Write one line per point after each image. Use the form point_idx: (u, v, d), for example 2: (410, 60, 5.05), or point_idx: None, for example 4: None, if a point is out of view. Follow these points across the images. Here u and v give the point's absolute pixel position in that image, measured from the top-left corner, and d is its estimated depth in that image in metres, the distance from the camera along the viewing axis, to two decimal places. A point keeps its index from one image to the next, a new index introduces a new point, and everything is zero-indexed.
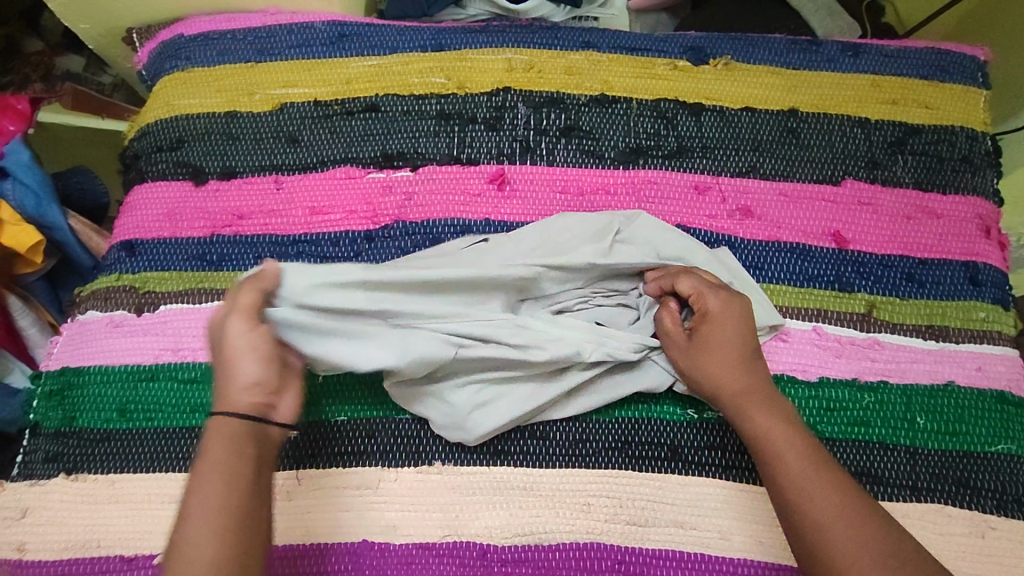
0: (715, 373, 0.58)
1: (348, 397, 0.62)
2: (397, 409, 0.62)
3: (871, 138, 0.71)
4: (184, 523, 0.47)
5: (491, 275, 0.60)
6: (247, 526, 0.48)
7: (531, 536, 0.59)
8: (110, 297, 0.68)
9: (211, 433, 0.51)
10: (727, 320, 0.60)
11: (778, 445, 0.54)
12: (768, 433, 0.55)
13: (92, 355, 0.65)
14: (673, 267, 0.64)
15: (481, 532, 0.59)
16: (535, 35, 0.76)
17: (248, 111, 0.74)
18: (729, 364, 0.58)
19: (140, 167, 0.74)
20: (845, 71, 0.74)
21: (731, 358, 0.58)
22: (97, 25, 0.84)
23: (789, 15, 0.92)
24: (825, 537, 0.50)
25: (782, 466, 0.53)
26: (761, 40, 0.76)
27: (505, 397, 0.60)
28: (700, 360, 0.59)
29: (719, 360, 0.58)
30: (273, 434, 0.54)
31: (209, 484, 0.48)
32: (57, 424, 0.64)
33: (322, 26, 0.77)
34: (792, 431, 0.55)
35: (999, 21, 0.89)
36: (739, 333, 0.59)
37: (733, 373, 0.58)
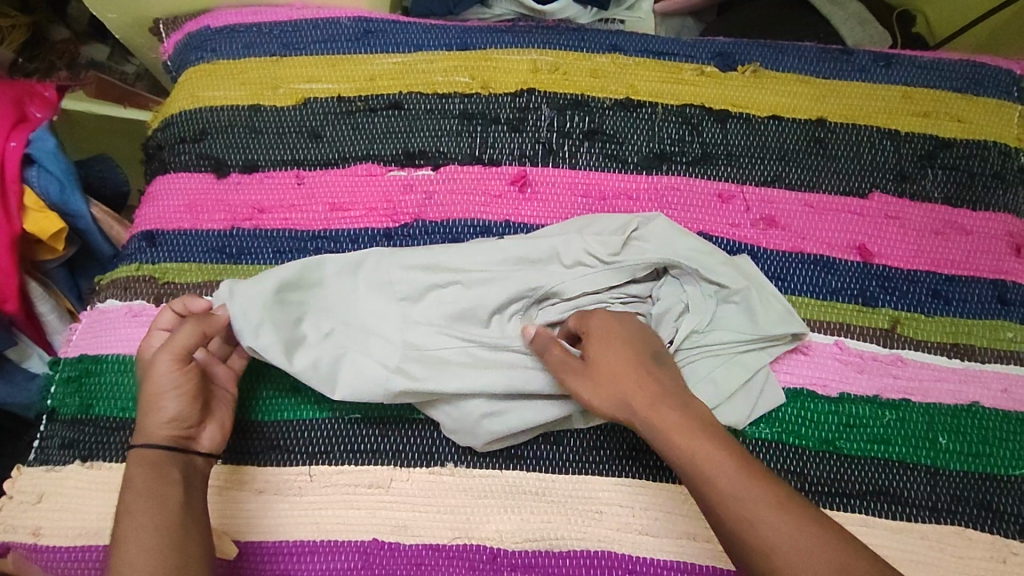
0: (624, 390, 0.53)
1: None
2: (411, 409, 0.62)
3: (901, 151, 0.70)
4: (121, 543, 0.49)
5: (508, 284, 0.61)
6: (181, 539, 0.50)
7: (541, 541, 0.58)
8: (129, 287, 0.68)
9: (134, 458, 0.53)
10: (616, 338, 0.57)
11: (695, 455, 0.49)
12: (687, 443, 0.50)
13: (110, 344, 0.66)
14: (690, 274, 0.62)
15: (491, 536, 0.58)
16: (561, 36, 0.76)
17: (271, 105, 0.74)
18: (627, 385, 0.54)
19: (162, 158, 0.74)
20: (876, 82, 0.72)
21: (628, 378, 0.54)
22: (125, 15, 0.85)
23: (819, 23, 0.90)
24: (773, 566, 0.44)
25: (715, 489, 0.47)
26: (791, 47, 0.75)
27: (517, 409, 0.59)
28: (598, 387, 0.54)
29: (615, 378, 0.54)
30: (199, 463, 0.56)
31: (139, 504, 0.51)
32: (74, 410, 0.64)
33: (347, 22, 0.77)
34: (701, 436, 0.50)
35: None
36: (615, 345, 0.56)
37: (634, 396, 0.53)
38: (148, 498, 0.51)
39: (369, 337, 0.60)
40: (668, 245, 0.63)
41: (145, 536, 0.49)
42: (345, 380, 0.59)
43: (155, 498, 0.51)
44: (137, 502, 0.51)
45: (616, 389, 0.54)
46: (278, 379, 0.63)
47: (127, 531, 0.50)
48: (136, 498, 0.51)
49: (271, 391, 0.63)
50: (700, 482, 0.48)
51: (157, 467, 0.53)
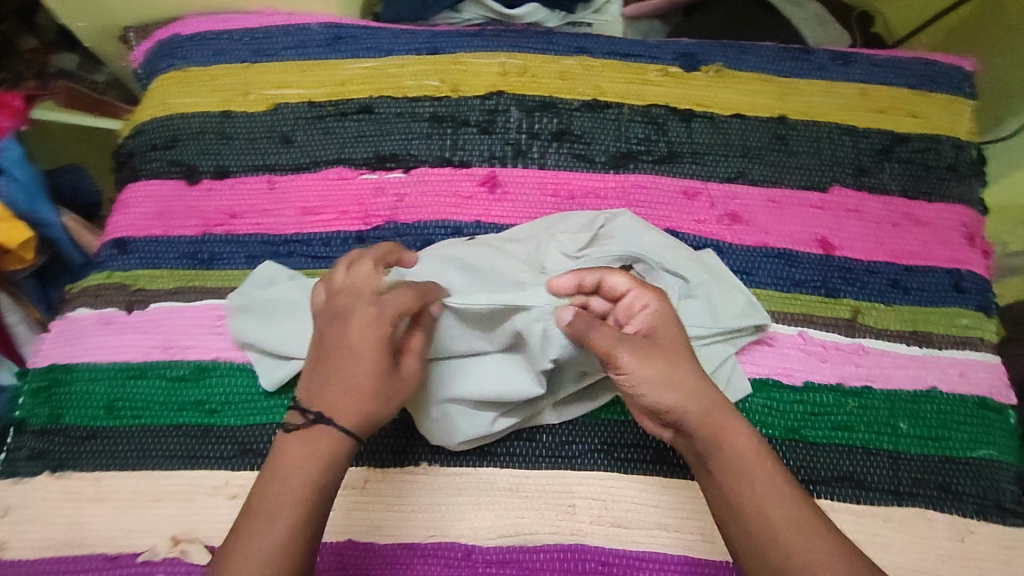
0: (680, 393, 0.51)
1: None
2: None
3: (859, 146, 0.72)
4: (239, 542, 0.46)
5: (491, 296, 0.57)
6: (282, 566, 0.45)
7: (517, 537, 0.59)
8: (100, 294, 0.68)
9: (293, 446, 0.49)
10: (676, 337, 0.54)
11: (753, 477, 0.49)
12: (744, 463, 0.50)
13: (81, 352, 0.65)
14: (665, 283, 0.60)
15: (467, 533, 0.59)
16: (529, 39, 0.77)
17: (242, 111, 0.75)
18: (685, 381, 0.52)
19: (133, 165, 0.74)
20: (835, 80, 0.75)
21: (685, 376, 0.52)
22: (94, 24, 0.85)
23: (781, 24, 0.93)
24: None
25: (758, 502, 0.48)
26: (752, 47, 0.77)
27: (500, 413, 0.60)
28: (652, 373, 0.51)
29: (680, 379, 0.52)
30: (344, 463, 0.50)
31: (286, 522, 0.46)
32: (43, 420, 0.64)
33: (318, 28, 0.78)
34: (770, 467, 0.50)
35: (988, 34, 0.92)
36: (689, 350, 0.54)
37: (692, 395, 0.51)
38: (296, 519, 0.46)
39: None
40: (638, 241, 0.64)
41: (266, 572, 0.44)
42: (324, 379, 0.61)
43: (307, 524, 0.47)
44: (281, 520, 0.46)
45: (672, 395, 0.51)
46: (252, 384, 0.63)
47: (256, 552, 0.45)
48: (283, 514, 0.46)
49: (243, 396, 0.63)
50: (739, 498, 0.49)
51: (326, 472, 0.48)
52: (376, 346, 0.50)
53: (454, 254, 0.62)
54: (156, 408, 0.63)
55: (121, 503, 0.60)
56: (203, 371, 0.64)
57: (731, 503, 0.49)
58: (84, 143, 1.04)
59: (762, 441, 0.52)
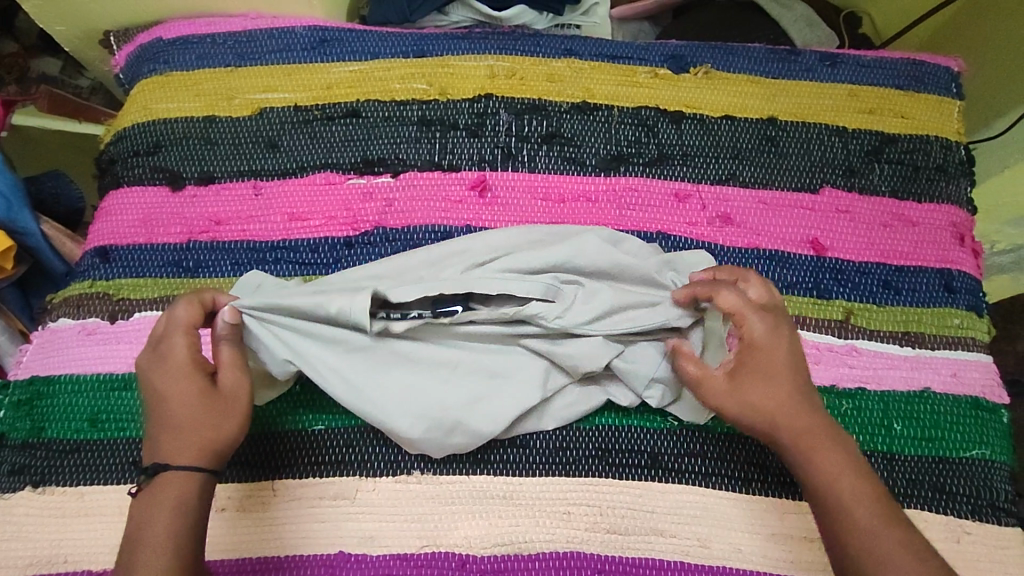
0: (771, 415, 0.54)
1: (321, 408, 0.62)
2: None
3: (849, 147, 0.72)
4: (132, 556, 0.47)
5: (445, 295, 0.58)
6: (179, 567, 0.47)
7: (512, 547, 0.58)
8: (82, 304, 0.66)
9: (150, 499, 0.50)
10: (780, 365, 0.55)
11: (847, 501, 0.50)
12: (830, 484, 0.51)
13: (63, 364, 0.64)
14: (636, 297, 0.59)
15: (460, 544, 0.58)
16: (517, 42, 0.76)
17: (227, 116, 0.73)
18: (780, 401, 0.54)
19: (115, 172, 0.72)
20: (824, 81, 0.75)
21: (784, 398, 0.54)
22: (74, 27, 0.83)
23: (770, 25, 0.93)
24: None
25: (851, 523, 0.50)
26: (740, 49, 0.76)
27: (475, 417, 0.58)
28: (735, 403, 0.55)
29: (770, 400, 0.54)
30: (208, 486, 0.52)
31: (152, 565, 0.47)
32: (24, 434, 0.62)
33: (303, 31, 0.77)
34: (857, 480, 0.51)
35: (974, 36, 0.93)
36: (788, 365, 0.55)
37: (789, 415, 0.54)
38: (165, 555, 0.47)
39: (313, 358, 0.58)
40: (606, 251, 0.61)
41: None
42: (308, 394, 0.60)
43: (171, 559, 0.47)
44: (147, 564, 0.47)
45: (758, 418, 0.54)
46: None
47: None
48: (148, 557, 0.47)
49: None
50: (840, 523, 0.50)
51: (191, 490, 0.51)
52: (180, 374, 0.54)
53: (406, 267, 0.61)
54: (141, 421, 0.61)
55: (106, 518, 0.59)
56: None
57: (826, 525, 0.51)
58: (67, 149, 1.02)
59: (856, 460, 0.53)
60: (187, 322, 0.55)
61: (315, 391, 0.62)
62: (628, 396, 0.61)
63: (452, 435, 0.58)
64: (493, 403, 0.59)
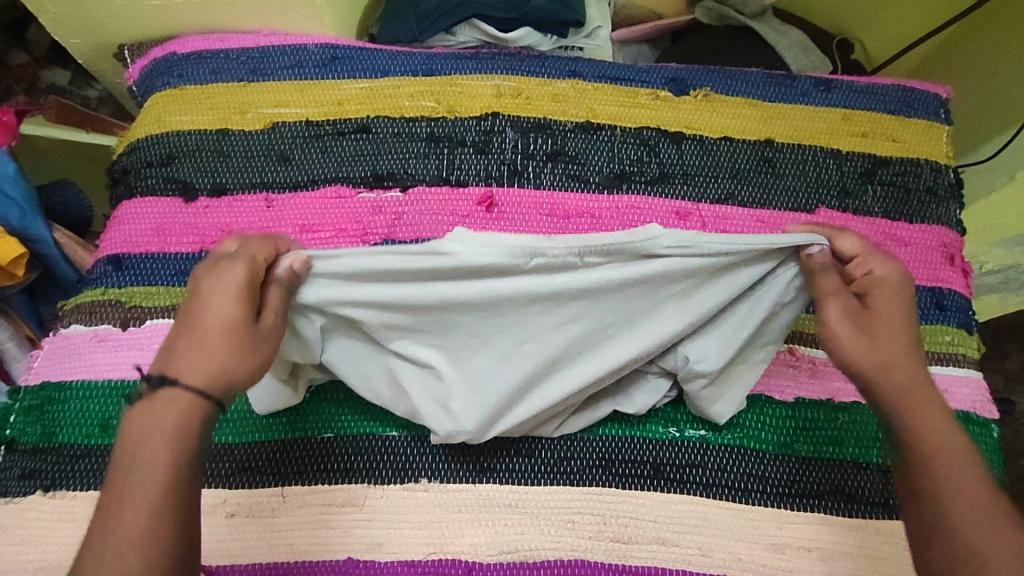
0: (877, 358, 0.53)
1: (330, 416, 0.63)
2: (384, 426, 0.62)
3: (843, 168, 0.75)
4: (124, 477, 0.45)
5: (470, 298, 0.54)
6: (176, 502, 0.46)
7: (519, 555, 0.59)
8: (95, 311, 0.67)
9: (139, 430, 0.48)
10: (894, 312, 0.54)
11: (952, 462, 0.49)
12: (933, 445, 0.50)
13: (75, 370, 0.65)
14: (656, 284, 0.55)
15: (466, 551, 0.59)
16: (523, 62, 0.79)
17: (240, 129, 0.75)
18: (892, 346, 0.53)
19: (128, 182, 0.74)
20: (819, 105, 0.77)
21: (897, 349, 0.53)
22: (89, 40, 0.85)
23: (765, 50, 0.96)
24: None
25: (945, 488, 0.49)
26: (738, 73, 0.79)
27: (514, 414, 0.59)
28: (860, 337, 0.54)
29: (885, 347, 0.53)
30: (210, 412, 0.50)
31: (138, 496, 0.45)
32: (35, 439, 0.63)
33: (315, 48, 0.79)
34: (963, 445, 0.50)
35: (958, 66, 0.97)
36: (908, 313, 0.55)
37: (897, 368, 0.53)
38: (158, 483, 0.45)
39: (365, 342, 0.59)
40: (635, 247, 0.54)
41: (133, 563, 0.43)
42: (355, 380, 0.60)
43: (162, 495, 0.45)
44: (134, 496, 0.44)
45: (859, 357, 0.54)
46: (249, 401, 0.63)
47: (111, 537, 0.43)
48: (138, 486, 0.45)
49: (242, 413, 0.63)
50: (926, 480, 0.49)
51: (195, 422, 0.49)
52: (216, 303, 0.51)
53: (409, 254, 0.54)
54: None
55: None
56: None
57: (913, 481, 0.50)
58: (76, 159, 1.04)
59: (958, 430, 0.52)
60: (242, 259, 0.53)
61: (324, 400, 0.63)
62: (634, 404, 0.62)
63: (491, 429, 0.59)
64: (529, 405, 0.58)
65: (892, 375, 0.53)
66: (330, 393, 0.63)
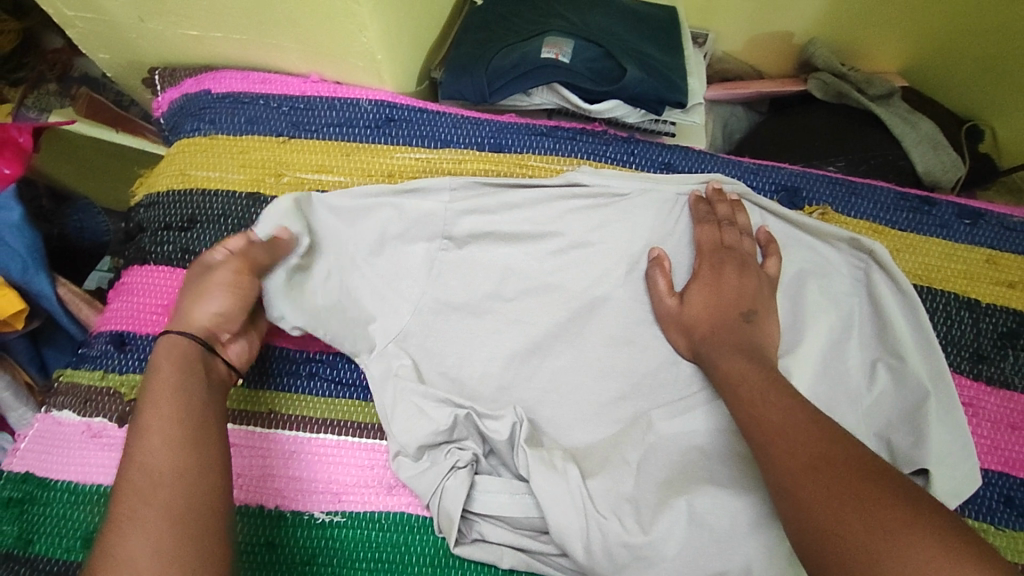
0: (708, 318, 0.56)
1: (349, 552, 0.54)
2: (404, 539, 0.55)
3: (980, 325, 0.62)
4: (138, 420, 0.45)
5: (516, 324, 0.60)
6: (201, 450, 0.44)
7: (573, 558, 0.51)
8: (90, 399, 0.59)
9: (149, 396, 0.46)
10: (735, 286, 0.57)
11: (812, 433, 0.44)
12: (771, 431, 0.46)
13: (62, 468, 0.56)
14: (662, 353, 0.59)
15: (488, 512, 0.53)
16: (609, 147, 0.67)
17: (272, 194, 0.65)
18: (709, 316, 0.56)
19: (142, 243, 0.65)
20: (958, 242, 0.65)
21: (716, 315, 0.56)
22: (117, 56, 0.75)
23: (889, 143, 0.81)
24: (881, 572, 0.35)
25: (796, 491, 0.41)
26: (865, 189, 0.67)
27: (588, 413, 0.58)
28: (701, 319, 0.57)
29: (710, 307, 0.57)
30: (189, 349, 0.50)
31: (160, 443, 0.43)
32: (8, 544, 0.54)
33: (369, 104, 0.67)
34: (842, 436, 0.44)
35: None
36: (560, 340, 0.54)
37: (713, 315, 0.56)
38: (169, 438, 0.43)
39: (496, 287, 0.60)
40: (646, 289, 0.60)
41: (164, 523, 0.39)
42: (497, 328, 0.60)
43: (187, 447, 0.43)
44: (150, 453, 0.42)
45: (700, 319, 0.57)
46: (290, 524, 0.55)
47: (137, 474, 0.41)
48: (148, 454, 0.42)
49: (307, 546, 0.54)
50: (775, 479, 0.43)
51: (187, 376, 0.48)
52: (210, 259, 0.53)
53: (491, 261, 0.61)
54: (56, 536, 0.54)
55: None
56: (246, 514, 0.55)
57: (766, 470, 0.45)
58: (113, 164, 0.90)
59: (829, 427, 0.44)
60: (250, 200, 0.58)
61: (342, 531, 0.55)
62: None
63: (601, 413, 0.58)
64: (587, 395, 0.58)
65: (746, 375, 0.51)
66: (355, 526, 0.55)
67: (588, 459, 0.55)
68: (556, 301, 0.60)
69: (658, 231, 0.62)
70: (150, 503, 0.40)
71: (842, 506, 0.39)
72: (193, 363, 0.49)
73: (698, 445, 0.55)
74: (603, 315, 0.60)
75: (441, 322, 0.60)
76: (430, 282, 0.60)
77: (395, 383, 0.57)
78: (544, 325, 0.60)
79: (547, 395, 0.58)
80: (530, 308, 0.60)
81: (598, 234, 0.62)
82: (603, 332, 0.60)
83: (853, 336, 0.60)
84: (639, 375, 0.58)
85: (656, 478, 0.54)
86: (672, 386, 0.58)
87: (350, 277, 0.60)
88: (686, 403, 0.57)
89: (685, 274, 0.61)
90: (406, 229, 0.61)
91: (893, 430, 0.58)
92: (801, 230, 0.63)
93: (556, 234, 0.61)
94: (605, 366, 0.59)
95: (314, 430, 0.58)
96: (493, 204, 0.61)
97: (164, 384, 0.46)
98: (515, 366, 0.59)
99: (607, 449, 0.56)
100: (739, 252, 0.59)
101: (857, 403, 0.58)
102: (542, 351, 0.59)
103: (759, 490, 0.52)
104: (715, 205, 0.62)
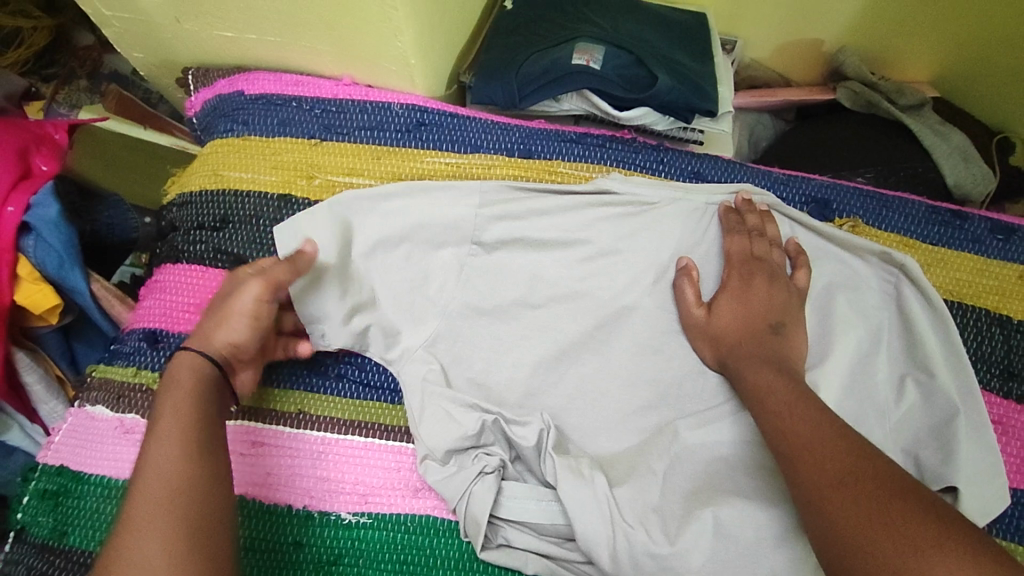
0: (735, 328, 0.56)
1: (375, 553, 0.55)
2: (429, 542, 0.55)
3: (1012, 342, 0.61)
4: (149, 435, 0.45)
5: (542, 330, 0.60)
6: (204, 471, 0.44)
7: (599, 565, 0.51)
8: (124, 395, 0.60)
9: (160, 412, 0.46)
10: (764, 299, 0.57)
11: (839, 446, 0.44)
12: (798, 443, 0.46)
13: (97, 462, 0.57)
14: (688, 363, 0.59)
15: (513, 517, 0.53)
16: (638, 155, 0.67)
17: (304, 196, 0.66)
18: (736, 327, 0.56)
19: (175, 242, 0.66)
20: (990, 257, 0.64)
21: (744, 327, 0.56)
22: (152, 56, 0.76)
23: (918, 154, 0.80)
24: None
25: (824, 506, 0.41)
26: (896, 201, 0.66)
27: (614, 422, 0.58)
28: (729, 330, 0.56)
29: (738, 318, 0.57)
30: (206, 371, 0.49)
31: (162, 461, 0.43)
32: (46, 535, 0.55)
33: (400, 108, 0.68)
34: (869, 450, 0.44)
35: None
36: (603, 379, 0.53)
37: (741, 327, 0.56)
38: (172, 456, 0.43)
39: (524, 294, 0.61)
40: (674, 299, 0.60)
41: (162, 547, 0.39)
42: (524, 334, 0.60)
43: (196, 472, 0.43)
44: (159, 471, 0.42)
45: (729, 330, 0.56)
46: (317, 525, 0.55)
47: (142, 491, 0.42)
48: (157, 461, 0.42)
49: (334, 547, 0.55)
50: (801, 493, 0.43)
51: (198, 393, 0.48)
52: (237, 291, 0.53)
53: (519, 267, 0.61)
54: (91, 529, 0.55)
55: None
56: (274, 513, 0.55)
57: (793, 484, 0.44)
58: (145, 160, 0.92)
59: (857, 442, 0.44)
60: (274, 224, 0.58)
61: (369, 533, 0.55)
62: None
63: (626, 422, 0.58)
64: (613, 403, 0.58)
65: (773, 388, 0.51)
66: (383, 527, 0.56)
67: (613, 468, 0.56)
68: (582, 309, 0.61)
69: (687, 241, 0.62)
70: (151, 522, 0.40)
71: (872, 522, 0.39)
72: (203, 379, 0.49)
73: (723, 455, 0.55)
74: (629, 324, 0.60)
75: (468, 327, 0.60)
76: (459, 287, 0.61)
77: (423, 387, 0.58)
78: (570, 332, 0.60)
79: (572, 402, 0.59)
80: (556, 314, 0.60)
81: (626, 243, 0.62)
82: (629, 341, 0.60)
83: (882, 351, 0.60)
84: (665, 385, 0.58)
85: (681, 488, 0.54)
86: (698, 396, 0.58)
87: (377, 283, 0.61)
88: (712, 414, 0.57)
89: (713, 284, 0.61)
90: (433, 234, 0.61)
91: (921, 446, 0.57)
92: (831, 242, 0.63)
93: (584, 242, 0.62)
94: (631, 375, 0.59)
95: (342, 431, 0.59)
96: (522, 211, 0.62)
97: (175, 402, 0.46)
98: (541, 372, 0.59)
99: (632, 458, 0.56)
100: (769, 264, 0.59)
101: (885, 418, 0.58)
102: (569, 358, 0.60)
103: (785, 502, 0.52)
104: (744, 215, 0.62)
